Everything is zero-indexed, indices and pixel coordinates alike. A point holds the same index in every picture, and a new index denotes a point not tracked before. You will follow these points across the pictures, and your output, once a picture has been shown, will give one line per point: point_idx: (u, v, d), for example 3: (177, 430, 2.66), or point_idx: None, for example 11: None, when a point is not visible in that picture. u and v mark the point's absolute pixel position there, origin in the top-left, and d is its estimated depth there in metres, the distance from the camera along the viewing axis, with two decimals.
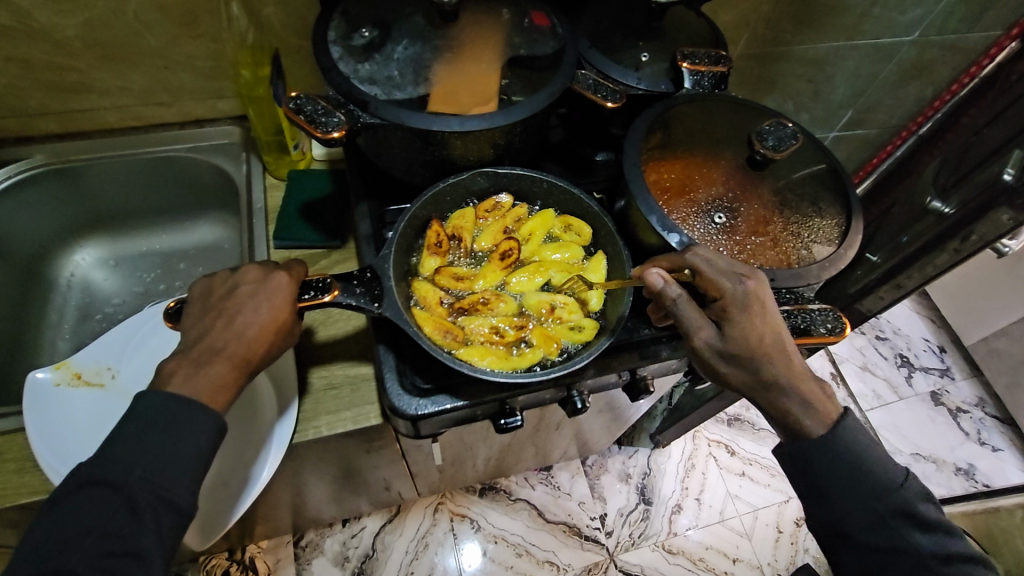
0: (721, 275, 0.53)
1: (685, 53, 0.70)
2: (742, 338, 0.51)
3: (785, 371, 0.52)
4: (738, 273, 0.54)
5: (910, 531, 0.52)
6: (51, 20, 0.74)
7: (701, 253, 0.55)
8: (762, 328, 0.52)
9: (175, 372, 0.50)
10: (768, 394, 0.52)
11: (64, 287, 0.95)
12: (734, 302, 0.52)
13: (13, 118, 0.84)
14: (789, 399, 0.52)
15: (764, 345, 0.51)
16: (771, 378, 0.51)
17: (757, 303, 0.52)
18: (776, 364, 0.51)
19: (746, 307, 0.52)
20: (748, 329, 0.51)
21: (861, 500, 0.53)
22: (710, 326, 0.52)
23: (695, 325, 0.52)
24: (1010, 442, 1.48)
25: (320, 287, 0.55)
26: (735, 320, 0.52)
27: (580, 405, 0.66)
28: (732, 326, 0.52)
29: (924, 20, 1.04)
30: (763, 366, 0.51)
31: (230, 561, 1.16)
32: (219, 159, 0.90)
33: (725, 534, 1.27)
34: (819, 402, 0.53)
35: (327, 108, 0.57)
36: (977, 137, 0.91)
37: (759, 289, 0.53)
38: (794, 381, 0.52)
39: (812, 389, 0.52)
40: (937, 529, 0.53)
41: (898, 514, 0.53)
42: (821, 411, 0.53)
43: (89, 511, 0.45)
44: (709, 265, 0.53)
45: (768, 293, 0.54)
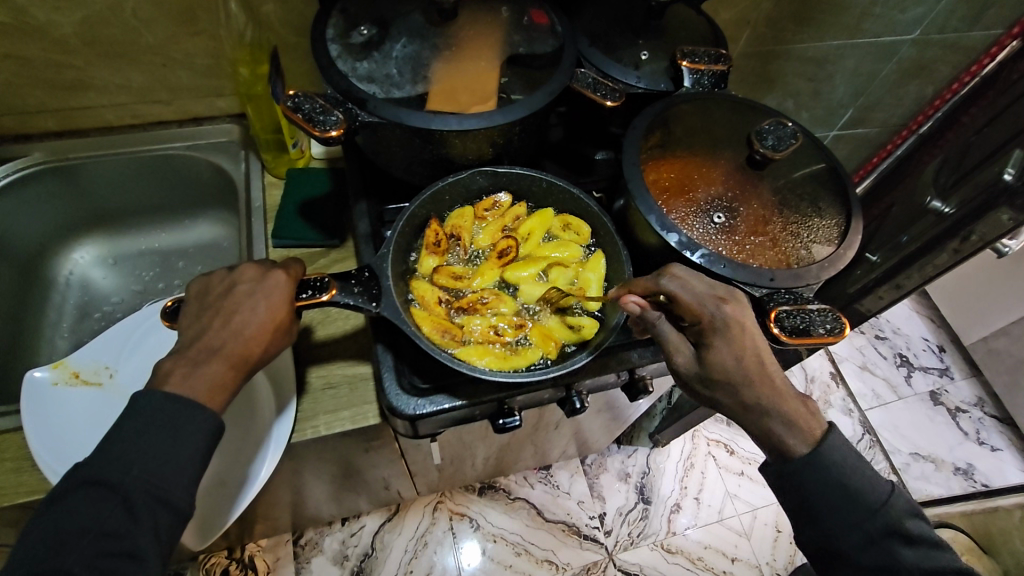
0: (698, 298, 0.52)
1: (685, 52, 0.70)
2: (721, 363, 0.51)
3: (769, 394, 0.51)
4: (716, 295, 0.53)
5: (900, 549, 0.50)
6: (48, 18, 0.73)
7: (679, 276, 0.54)
8: (741, 352, 0.51)
9: (171, 371, 0.50)
10: (751, 417, 0.52)
11: (63, 285, 0.95)
12: (712, 325, 0.52)
13: (11, 116, 0.84)
14: (773, 420, 0.51)
15: (743, 368, 0.51)
16: (752, 401, 0.51)
17: (736, 326, 0.51)
18: (757, 387, 0.51)
19: (725, 331, 0.51)
20: (726, 353, 0.51)
21: (849, 517, 0.51)
22: (689, 349, 0.53)
23: (673, 349, 0.53)
24: (1009, 442, 1.48)
25: (318, 287, 0.55)
26: (712, 344, 0.52)
27: (579, 405, 0.65)
28: (710, 350, 0.52)
29: (924, 19, 1.04)
30: (744, 390, 0.51)
31: (229, 559, 1.16)
32: (218, 157, 0.90)
33: (724, 534, 1.27)
34: (804, 421, 0.52)
35: (324, 107, 0.57)
36: (978, 137, 0.91)
37: (737, 310, 0.52)
38: (779, 403, 0.51)
39: (796, 408, 0.52)
40: (930, 546, 0.51)
41: (887, 533, 0.51)
42: (807, 430, 0.52)
43: (85, 511, 0.45)
44: (684, 289, 0.53)
45: (747, 313, 0.53)
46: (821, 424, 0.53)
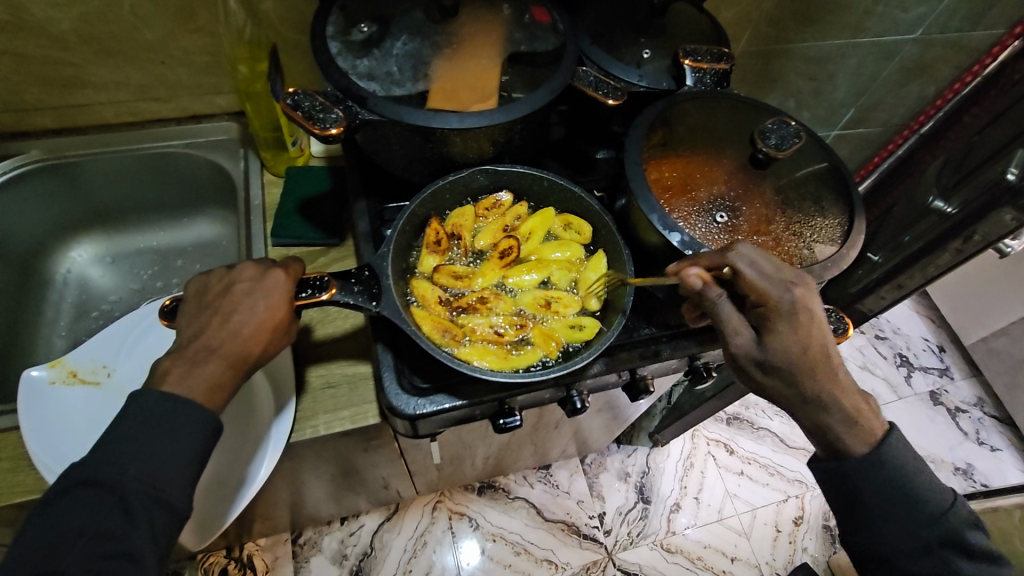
0: (767, 280, 0.51)
1: (687, 50, 0.69)
2: (785, 349, 0.50)
3: (830, 385, 0.50)
4: (787, 279, 0.52)
5: (958, 560, 0.52)
6: (46, 14, 0.73)
7: (747, 255, 0.52)
8: (809, 340, 0.50)
9: (169, 371, 0.50)
10: (807, 409, 0.51)
11: (60, 284, 0.94)
12: (779, 309, 0.51)
13: (9, 113, 0.84)
14: (830, 415, 0.51)
15: (808, 357, 0.50)
16: (812, 393, 0.50)
17: (806, 312, 0.51)
18: (819, 378, 0.50)
19: (793, 316, 0.51)
20: (790, 339, 0.50)
21: (908, 526, 0.53)
22: (748, 332, 0.52)
23: (733, 329, 0.51)
24: (1009, 442, 1.48)
25: (317, 286, 0.55)
26: (777, 329, 0.51)
27: (579, 406, 0.65)
28: (774, 335, 0.51)
29: (926, 19, 1.03)
30: (804, 380, 0.50)
31: (227, 559, 1.15)
32: (217, 156, 0.89)
33: (724, 533, 1.27)
34: (863, 419, 0.52)
35: (324, 105, 0.57)
36: (980, 137, 0.91)
37: (807, 296, 0.52)
38: (838, 397, 0.51)
39: (856, 405, 0.52)
40: (985, 559, 0.52)
41: (944, 543, 0.52)
42: (865, 428, 0.52)
43: (82, 512, 0.44)
44: (754, 269, 0.52)
45: (818, 301, 0.52)
46: (878, 424, 0.53)
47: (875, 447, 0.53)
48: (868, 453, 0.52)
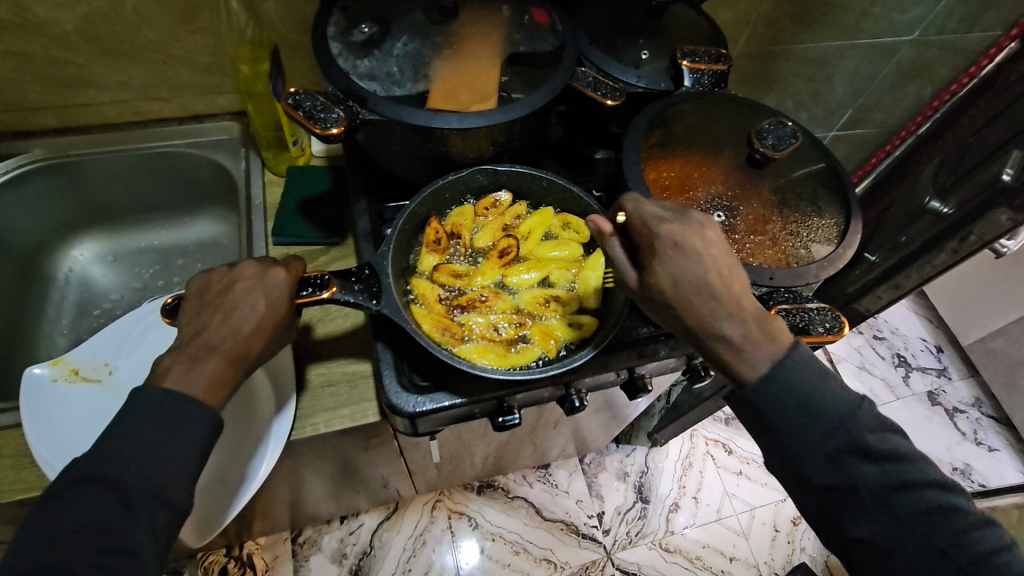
0: (645, 219, 0.53)
1: (685, 51, 0.70)
2: (659, 286, 0.51)
3: (713, 317, 0.51)
4: (663, 217, 0.53)
5: (861, 466, 0.50)
6: (49, 14, 0.73)
7: (636, 199, 0.55)
8: (686, 274, 0.51)
9: (171, 368, 0.50)
10: (698, 340, 0.52)
11: (62, 283, 0.95)
12: (652, 247, 0.52)
13: (12, 113, 0.84)
14: (719, 344, 0.51)
15: (681, 292, 0.51)
16: (693, 325, 0.51)
17: (676, 249, 0.51)
18: (695, 312, 0.51)
19: (670, 253, 0.51)
20: (663, 275, 0.51)
21: (812, 439, 0.51)
22: (635, 272, 0.53)
23: (620, 269, 0.54)
24: (1006, 442, 1.49)
25: (318, 284, 0.56)
26: (653, 267, 0.52)
27: (577, 405, 0.66)
28: (650, 272, 0.52)
29: (923, 20, 1.04)
30: (682, 314, 0.51)
31: (227, 557, 1.16)
32: (218, 155, 0.90)
33: (723, 533, 1.27)
34: (754, 346, 0.51)
35: (325, 104, 0.57)
36: (977, 137, 0.91)
37: (681, 232, 0.52)
38: (726, 327, 0.51)
39: (748, 331, 0.51)
40: (891, 460, 0.50)
41: (847, 449, 0.50)
42: (760, 354, 0.51)
43: (84, 508, 0.45)
44: (638, 210, 0.54)
45: (694, 237, 0.52)
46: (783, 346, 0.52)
47: (774, 366, 0.51)
48: (765, 375, 0.51)
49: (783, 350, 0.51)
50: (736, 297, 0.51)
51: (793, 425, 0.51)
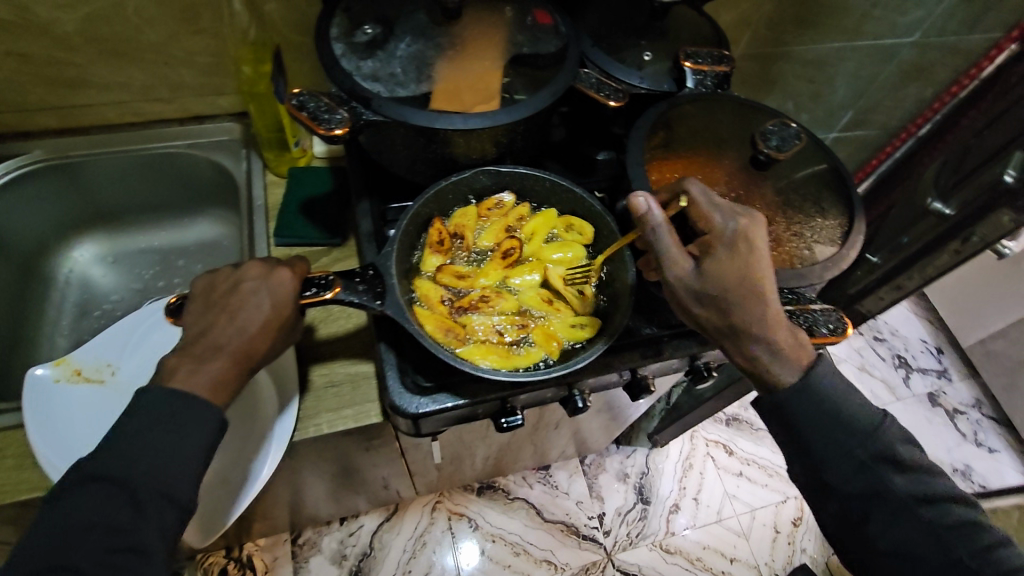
0: (714, 211, 0.54)
1: (688, 53, 0.70)
2: (720, 277, 0.50)
3: (760, 316, 0.50)
4: (733, 210, 0.54)
5: (891, 476, 0.51)
6: (52, 15, 0.73)
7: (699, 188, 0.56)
8: (744, 269, 0.51)
9: (177, 368, 0.50)
10: (738, 340, 0.51)
11: (63, 283, 0.94)
12: (720, 238, 0.52)
13: (13, 113, 0.84)
14: (758, 345, 0.51)
15: (741, 285, 0.50)
16: (742, 322, 0.50)
17: (745, 241, 0.52)
18: (752, 306, 0.50)
19: (733, 244, 0.52)
20: (726, 266, 0.51)
21: (841, 447, 0.52)
22: (688, 261, 0.51)
23: (673, 257, 0.51)
24: (1006, 444, 1.49)
25: (322, 285, 0.55)
26: (715, 257, 0.51)
27: (580, 405, 0.66)
28: (710, 261, 0.51)
29: (924, 23, 1.04)
30: (737, 309, 0.50)
31: (227, 559, 1.15)
32: (220, 156, 0.90)
33: (723, 534, 1.27)
34: (791, 350, 0.51)
35: (329, 106, 0.57)
36: (978, 138, 0.91)
37: (748, 226, 0.53)
38: (769, 327, 0.50)
39: (785, 336, 0.51)
40: (916, 470, 0.52)
41: (878, 459, 0.51)
42: (793, 360, 0.52)
43: (91, 507, 0.45)
44: (704, 202, 0.55)
45: (759, 234, 0.53)
46: (809, 356, 0.52)
47: (801, 375, 0.52)
48: (795, 380, 0.52)
49: (812, 358, 0.52)
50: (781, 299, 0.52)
51: (824, 435, 0.52)
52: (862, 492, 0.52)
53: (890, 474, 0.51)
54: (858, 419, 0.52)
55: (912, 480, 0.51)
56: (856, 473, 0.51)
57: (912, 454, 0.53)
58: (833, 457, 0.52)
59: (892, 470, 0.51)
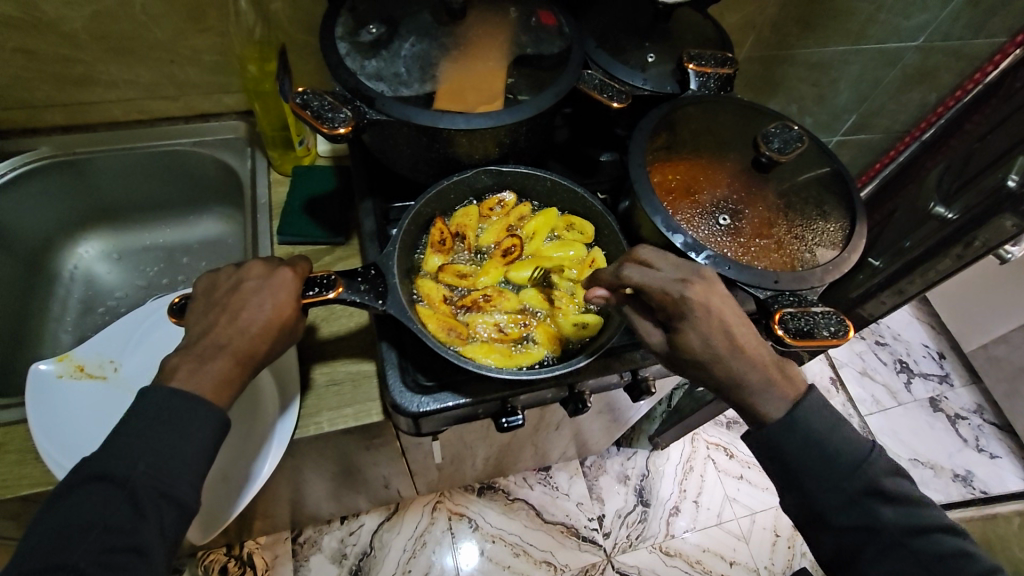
0: (663, 285, 0.51)
1: (692, 55, 0.70)
2: (692, 346, 0.50)
3: (742, 368, 0.50)
4: (679, 278, 0.52)
5: (879, 508, 0.51)
6: (59, 12, 0.74)
7: (638, 268, 0.53)
8: (714, 333, 0.50)
9: (178, 367, 0.50)
10: (728, 392, 0.52)
11: (67, 279, 0.95)
12: (677, 312, 0.51)
13: (19, 110, 0.85)
14: (750, 394, 0.51)
15: (715, 349, 0.50)
16: (723, 379, 0.51)
17: (704, 309, 0.50)
18: (731, 364, 0.50)
19: (691, 315, 0.50)
20: (694, 336, 0.50)
21: (830, 463, 0.52)
22: (659, 334, 0.53)
23: (643, 331, 0.54)
24: (1009, 450, 1.48)
25: (325, 284, 0.55)
26: (681, 328, 0.51)
27: (580, 407, 0.66)
28: (679, 334, 0.51)
29: (929, 26, 1.04)
30: (716, 369, 0.50)
31: (228, 556, 1.16)
32: (224, 154, 0.90)
33: (723, 537, 1.27)
34: (779, 388, 0.52)
35: (333, 105, 0.58)
36: (981, 143, 0.92)
37: (703, 289, 0.51)
38: (753, 375, 0.51)
39: (771, 375, 0.51)
40: (906, 502, 0.52)
41: (866, 493, 0.51)
42: (784, 396, 0.52)
43: (91, 505, 0.45)
44: (649, 278, 0.52)
45: (715, 293, 0.51)
46: (798, 386, 0.53)
47: (794, 408, 0.52)
48: (785, 415, 0.52)
49: (801, 389, 0.53)
50: (760, 343, 0.52)
51: (814, 442, 0.52)
52: (856, 525, 0.51)
53: (879, 482, 0.51)
54: (842, 434, 0.53)
55: (904, 509, 0.51)
56: (849, 506, 0.51)
57: (905, 488, 0.52)
58: (829, 463, 0.52)
59: (882, 502, 0.51)
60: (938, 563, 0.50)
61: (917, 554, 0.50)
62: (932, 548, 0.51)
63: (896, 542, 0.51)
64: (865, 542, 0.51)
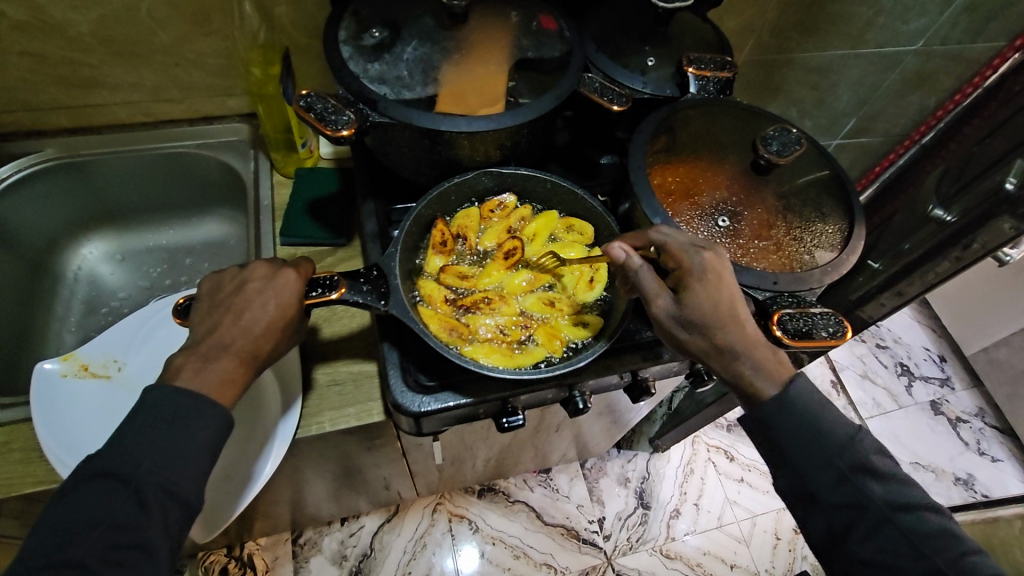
0: (682, 247, 0.55)
1: (691, 58, 0.71)
2: (697, 306, 0.53)
3: (738, 335, 0.52)
4: (698, 245, 0.55)
5: (871, 484, 0.51)
6: (66, 16, 0.74)
7: (664, 230, 0.57)
8: (719, 296, 0.53)
9: (183, 366, 0.51)
10: (721, 361, 0.53)
11: (71, 280, 0.96)
12: (691, 271, 0.54)
13: (25, 112, 0.85)
14: (742, 364, 0.53)
15: (717, 311, 0.52)
16: (723, 344, 0.52)
17: (714, 273, 0.54)
18: (729, 329, 0.52)
19: (702, 276, 0.53)
20: (701, 296, 0.53)
21: (824, 458, 0.52)
22: (668, 293, 0.54)
23: (653, 290, 0.54)
24: (1009, 453, 1.48)
25: (327, 286, 0.56)
26: (690, 288, 0.53)
27: (581, 406, 0.65)
28: (687, 294, 0.53)
29: (928, 31, 1.05)
30: (718, 333, 0.52)
31: (228, 558, 1.16)
32: (228, 155, 0.91)
33: (723, 540, 1.27)
34: (771, 365, 0.53)
35: (336, 107, 0.58)
36: (979, 147, 0.92)
37: (716, 260, 0.55)
38: (747, 346, 0.52)
39: (763, 351, 0.53)
40: (898, 481, 0.52)
41: (857, 469, 0.52)
42: (774, 375, 0.53)
43: (97, 502, 0.45)
44: (671, 238, 0.56)
45: (726, 265, 0.55)
46: (789, 371, 0.54)
47: (783, 389, 0.53)
48: (777, 393, 0.53)
49: (792, 373, 0.54)
50: (756, 321, 0.54)
51: (816, 443, 0.52)
52: (846, 502, 0.51)
53: (880, 480, 0.51)
54: (843, 433, 0.53)
55: (894, 486, 0.51)
56: (839, 483, 0.52)
57: (895, 467, 0.52)
58: (828, 461, 0.52)
59: (874, 479, 0.51)
60: (925, 541, 0.50)
61: (906, 533, 0.50)
62: (919, 526, 0.50)
63: (884, 520, 0.50)
64: (855, 520, 0.51)
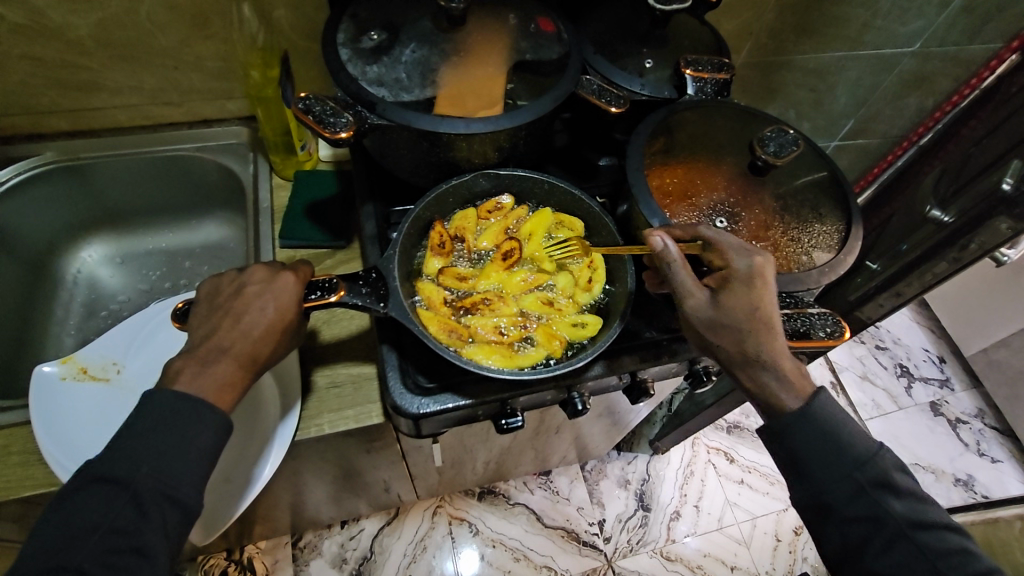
0: (731, 249, 0.54)
1: (688, 61, 0.71)
2: (732, 310, 0.52)
3: (768, 345, 0.52)
4: (747, 249, 0.55)
5: (889, 500, 0.51)
6: (65, 20, 0.75)
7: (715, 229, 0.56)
8: (757, 303, 0.52)
9: (182, 370, 0.51)
10: (746, 367, 0.53)
11: (70, 283, 0.96)
12: (735, 274, 0.53)
13: (24, 116, 0.86)
14: (766, 373, 0.53)
15: (754, 319, 0.52)
16: (753, 352, 0.52)
17: (760, 279, 0.53)
18: (761, 337, 0.52)
19: (747, 279, 0.53)
20: (740, 300, 0.52)
21: (838, 472, 0.52)
22: (704, 294, 0.53)
23: (686, 290, 0.53)
24: (1010, 454, 1.48)
25: (326, 288, 0.56)
26: (729, 291, 0.53)
27: (580, 407, 0.66)
28: (723, 296, 0.53)
29: (925, 32, 1.05)
30: (750, 340, 0.52)
31: (228, 561, 1.16)
32: (227, 158, 0.91)
33: (724, 542, 1.26)
34: (796, 378, 0.53)
35: (335, 109, 0.59)
36: (976, 148, 0.92)
37: (762, 264, 0.54)
38: (776, 356, 0.52)
39: (792, 363, 0.53)
40: (913, 497, 0.52)
41: (877, 484, 0.52)
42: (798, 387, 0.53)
43: (96, 507, 0.45)
44: (721, 238, 0.55)
45: (771, 271, 0.54)
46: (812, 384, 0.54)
47: (804, 403, 0.53)
48: (797, 406, 0.53)
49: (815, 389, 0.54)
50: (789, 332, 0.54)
51: (819, 455, 0.53)
52: (863, 516, 0.51)
53: (893, 495, 0.51)
54: (852, 446, 0.53)
55: (912, 504, 0.52)
56: (856, 495, 0.52)
57: (911, 482, 0.53)
58: (831, 466, 0.52)
59: (892, 496, 0.51)
60: (943, 558, 0.50)
61: (924, 549, 0.50)
62: (938, 543, 0.50)
63: (901, 534, 0.51)
64: (870, 535, 0.51)
